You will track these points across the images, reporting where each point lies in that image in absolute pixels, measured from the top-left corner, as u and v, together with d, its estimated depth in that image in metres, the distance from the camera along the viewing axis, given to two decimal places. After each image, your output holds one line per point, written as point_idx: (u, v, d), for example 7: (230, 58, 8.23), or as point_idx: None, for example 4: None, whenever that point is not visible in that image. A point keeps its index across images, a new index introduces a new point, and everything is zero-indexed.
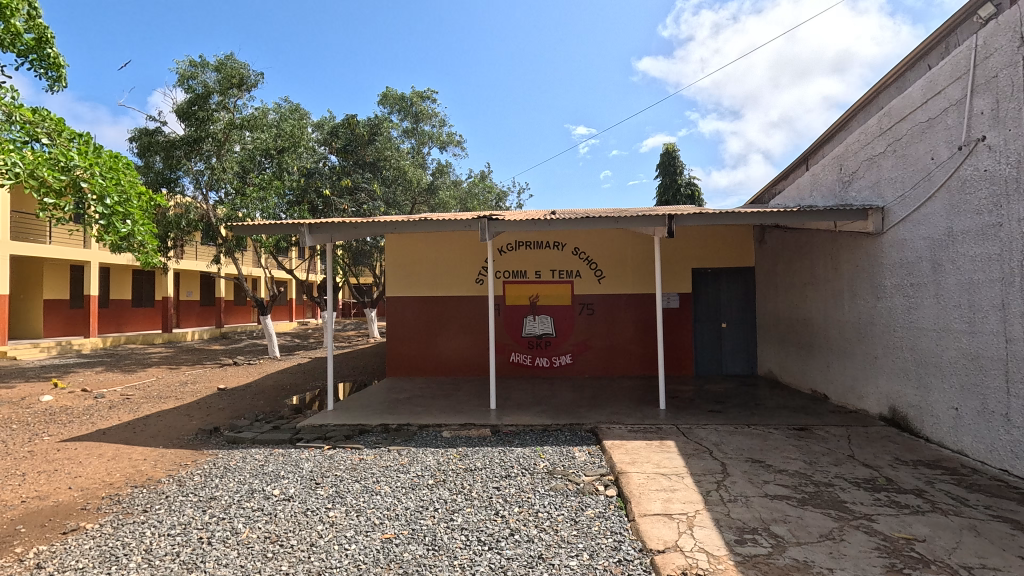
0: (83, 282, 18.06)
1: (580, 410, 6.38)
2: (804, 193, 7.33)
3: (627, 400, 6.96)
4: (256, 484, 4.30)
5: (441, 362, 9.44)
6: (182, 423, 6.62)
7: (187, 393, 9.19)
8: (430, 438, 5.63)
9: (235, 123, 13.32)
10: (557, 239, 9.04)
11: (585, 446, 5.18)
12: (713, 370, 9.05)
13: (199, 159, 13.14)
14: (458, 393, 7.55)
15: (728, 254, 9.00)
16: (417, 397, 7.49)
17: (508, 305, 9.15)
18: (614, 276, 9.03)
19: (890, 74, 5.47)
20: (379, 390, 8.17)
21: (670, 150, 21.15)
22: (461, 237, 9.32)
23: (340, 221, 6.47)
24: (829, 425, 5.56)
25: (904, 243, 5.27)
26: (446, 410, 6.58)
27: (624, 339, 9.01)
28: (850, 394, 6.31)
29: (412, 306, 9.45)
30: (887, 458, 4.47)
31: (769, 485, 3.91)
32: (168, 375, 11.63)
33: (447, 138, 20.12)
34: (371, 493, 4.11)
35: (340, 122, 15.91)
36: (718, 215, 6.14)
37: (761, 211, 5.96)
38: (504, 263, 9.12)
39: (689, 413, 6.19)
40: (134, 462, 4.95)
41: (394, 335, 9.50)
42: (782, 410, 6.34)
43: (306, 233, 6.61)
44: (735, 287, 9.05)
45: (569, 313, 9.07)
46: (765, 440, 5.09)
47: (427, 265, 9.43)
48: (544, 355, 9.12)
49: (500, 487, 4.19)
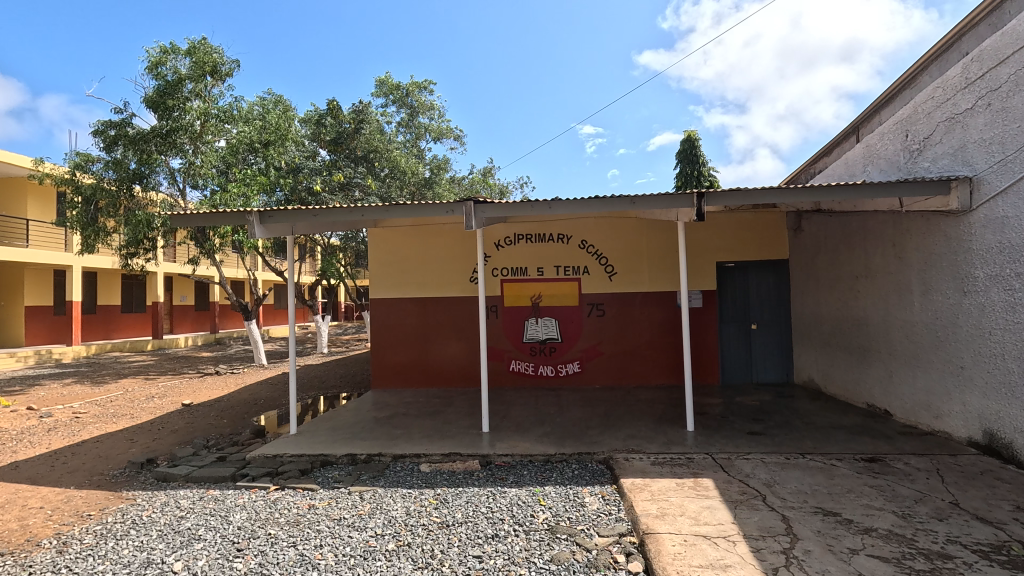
0: (66, 288, 17.18)
1: (590, 433, 5.26)
2: (854, 169, 6.17)
3: (646, 418, 5.83)
4: (157, 552, 3.22)
5: (432, 373, 8.35)
6: (118, 452, 5.59)
7: (146, 410, 8.19)
8: (404, 474, 4.54)
9: (212, 113, 12.29)
10: (561, 230, 7.94)
11: (598, 488, 4.06)
12: (742, 378, 7.91)
13: (174, 153, 12.12)
14: (447, 412, 6.47)
15: (758, 246, 7.82)
16: (399, 416, 6.41)
17: (506, 306, 8.03)
18: (628, 272, 7.89)
19: (982, 7, 4.33)
20: (358, 407, 7.11)
21: (685, 138, 19.83)
22: (452, 229, 8.24)
23: (296, 209, 5.27)
24: (906, 454, 4.41)
25: (1006, 221, 4.13)
26: (429, 434, 5.49)
27: (640, 344, 7.86)
28: (923, 410, 5.14)
29: (398, 310, 8.39)
30: (1008, 508, 3.32)
31: (860, 558, 2.78)
32: (139, 388, 10.64)
33: (448, 130, 19.09)
34: (307, 568, 3.02)
35: (325, 113, 14.83)
36: (759, 190, 4.97)
37: (812, 186, 4.81)
38: (502, 260, 8.05)
39: (725, 437, 5.06)
40: (24, 513, 3.92)
41: (379, 343, 8.43)
42: (839, 431, 5.18)
43: (256, 225, 5.33)
44: (766, 283, 7.88)
45: (577, 315, 7.95)
46: (831, 478, 3.95)
47: (415, 263, 8.36)
48: (548, 363, 8.01)
49: (482, 558, 3.08)
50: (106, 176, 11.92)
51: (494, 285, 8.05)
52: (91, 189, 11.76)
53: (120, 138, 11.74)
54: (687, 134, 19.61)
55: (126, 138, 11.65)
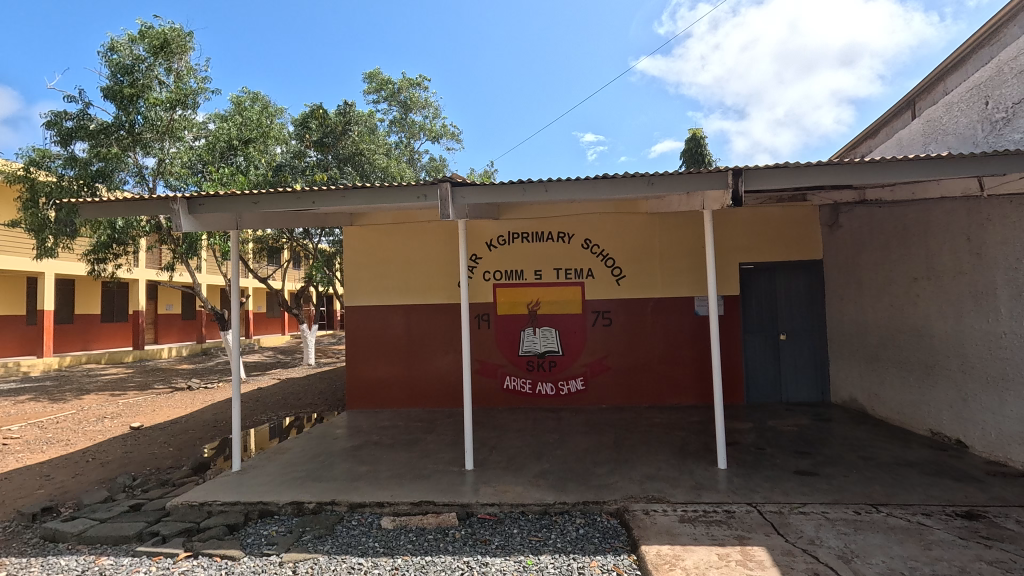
0: (38, 296, 16.21)
1: (598, 473, 4.25)
2: (912, 148, 5.20)
3: (665, 450, 4.81)
4: None
5: (416, 390, 7.33)
6: (20, 495, 4.58)
7: (89, 435, 7.18)
8: (358, 534, 3.51)
9: (181, 104, 11.33)
10: (561, 227, 6.97)
11: (612, 560, 3.02)
12: (770, 397, 6.88)
13: (144, 151, 11.21)
14: (426, 442, 5.44)
15: (787, 245, 6.79)
16: (369, 447, 5.39)
17: (499, 314, 7.03)
18: (637, 276, 6.88)
19: None
20: (325, 434, 6.09)
21: (693, 136, 18.82)
22: (437, 226, 7.28)
23: (230, 193, 4.13)
24: (1014, 508, 3.38)
25: None
26: (399, 473, 4.47)
27: (652, 358, 6.83)
28: (1018, 445, 4.10)
29: (376, 319, 7.39)
30: None
31: None
32: (97, 406, 9.63)
33: (442, 130, 18.22)
34: None
35: (311, 112, 13.88)
36: (817, 165, 3.91)
37: (886, 159, 3.79)
38: (495, 262, 7.06)
39: (768, 478, 4.03)
40: None
41: (354, 357, 7.43)
42: (911, 470, 4.14)
43: (183, 215, 4.19)
44: (796, 287, 6.86)
45: (579, 324, 6.94)
46: (932, 547, 2.91)
47: (395, 266, 7.37)
48: (547, 380, 6.98)
49: None
50: (67, 173, 10.96)
51: (485, 290, 7.06)
52: (49, 188, 10.77)
53: (81, 132, 10.77)
54: (696, 133, 18.66)
55: (86, 132, 10.69)
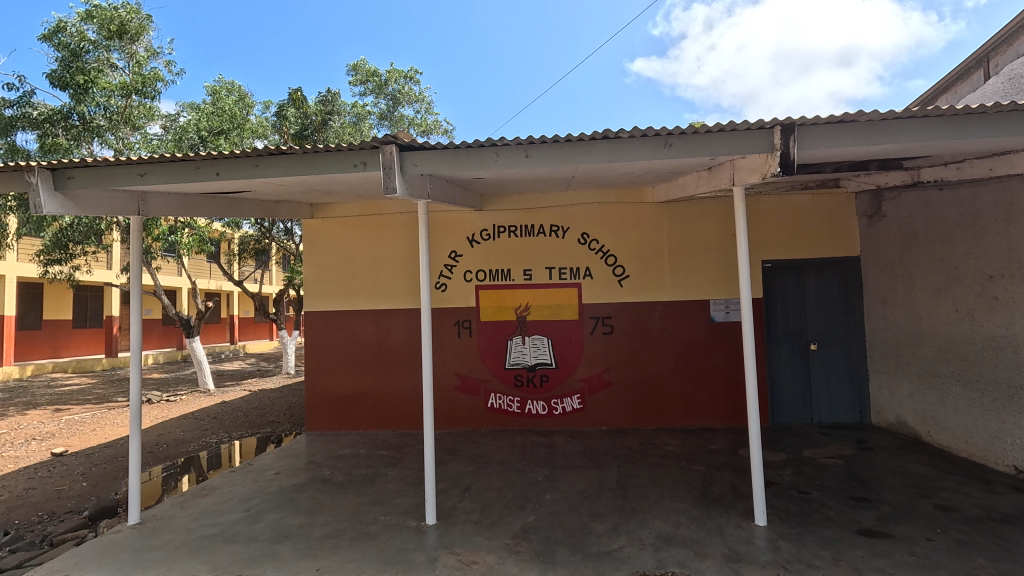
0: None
1: (598, 532, 3.22)
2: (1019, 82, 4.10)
3: (682, 495, 3.78)
4: None
5: (385, 410, 6.29)
6: None
7: (5, 462, 6.13)
8: None
9: (139, 90, 10.38)
10: (554, 219, 5.94)
11: None
12: (799, 417, 5.86)
13: (100, 142, 10.25)
14: (386, 479, 4.42)
15: (819, 238, 5.75)
16: (315, 486, 4.36)
17: (482, 321, 6.01)
18: (644, 277, 5.86)
19: None
20: (269, 466, 5.05)
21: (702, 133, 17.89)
22: (411, 219, 6.26)
23: (103, 163, 3.17)
24: None
25: None
26: (340, 529, 3.43)
27: (661, 372, 5.80)
28: None
29: (340, 327, 6.36)
30: None
31: None
32: (37, 423, 8.59)
33: (434, 125, 17.24)
34: None
35: (287, 102, 12.78)
36: (896, 118, 2.89)
37: (994, 107, 2.77)
38: (477, 260, 6.04)
39: (827, 542, 3.01)
40: None
41: (315, 372, 6.41)
42: (1012, 528, 3.13)
43: (46, 193, 3.22)
44: (828, 288, 5.84)
45: (575, 332, 5.92)
46: None
47: (361, 265, 6.35)
48: (538, 398, 5.95)
49: None
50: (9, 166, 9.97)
51: (466, 293, 6.05)
52: None
53: (24, 121, 9.74)
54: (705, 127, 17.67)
55: (28, 119, 9.67)
